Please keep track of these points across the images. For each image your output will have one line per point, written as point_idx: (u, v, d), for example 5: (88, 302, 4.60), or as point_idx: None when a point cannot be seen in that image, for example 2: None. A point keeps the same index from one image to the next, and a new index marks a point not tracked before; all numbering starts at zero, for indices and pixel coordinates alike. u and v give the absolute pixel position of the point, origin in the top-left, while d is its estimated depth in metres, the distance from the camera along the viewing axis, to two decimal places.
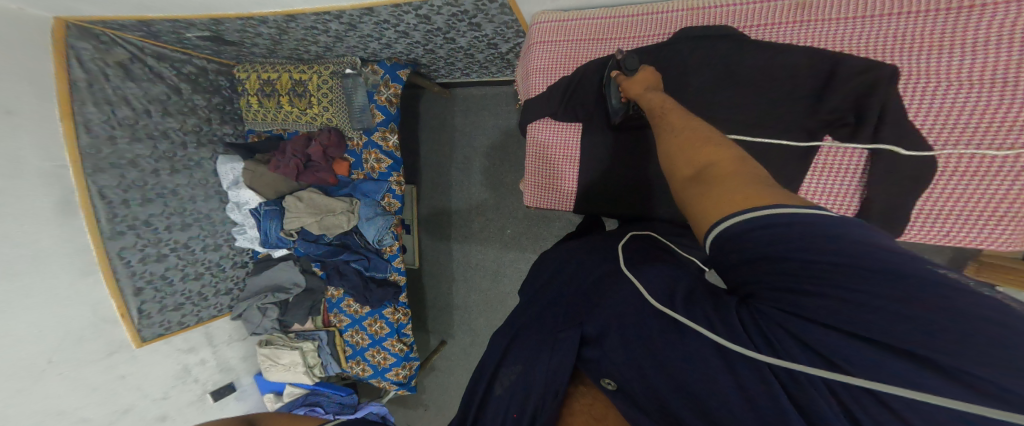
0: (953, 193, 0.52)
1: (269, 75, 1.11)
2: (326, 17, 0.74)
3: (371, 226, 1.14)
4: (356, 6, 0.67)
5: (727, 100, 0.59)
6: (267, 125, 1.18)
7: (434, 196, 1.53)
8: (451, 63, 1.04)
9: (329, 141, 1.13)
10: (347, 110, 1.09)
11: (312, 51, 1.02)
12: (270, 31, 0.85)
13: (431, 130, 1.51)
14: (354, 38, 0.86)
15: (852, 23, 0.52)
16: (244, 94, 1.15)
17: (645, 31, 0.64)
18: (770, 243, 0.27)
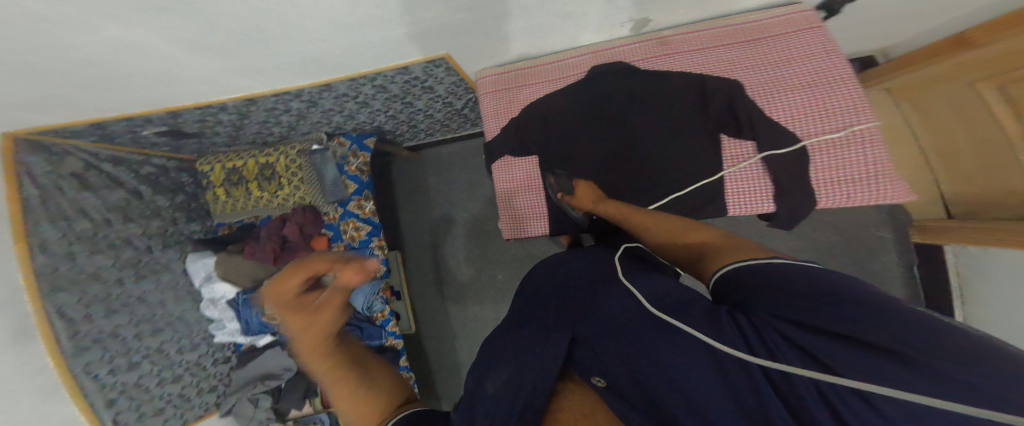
0: (825, 165, 0.59)
1: (233, 163, 1.16)
2: (287, 97, 0.79)
3: (358, 294, 1.13)
4: (313, 84, 0.72)
5: (652, 115, 0.67)
6: (237, 215, 1.19)
7: (419, 255, 1.52)
8: (415, 126, 1.14)
9: (305, 219, 1.14)
10: (319, 186, 1.14)
11: (276, 134, 1.08)
12: (232, 119, 0.90)
13: (406, 192, 1.55)
14: (317, 114, 0.93)
15: (685, 57, 0.66)
16: (210, 187, 1.18)
17: (564, 72, 0.74)
18: (766, 280, 0.36)
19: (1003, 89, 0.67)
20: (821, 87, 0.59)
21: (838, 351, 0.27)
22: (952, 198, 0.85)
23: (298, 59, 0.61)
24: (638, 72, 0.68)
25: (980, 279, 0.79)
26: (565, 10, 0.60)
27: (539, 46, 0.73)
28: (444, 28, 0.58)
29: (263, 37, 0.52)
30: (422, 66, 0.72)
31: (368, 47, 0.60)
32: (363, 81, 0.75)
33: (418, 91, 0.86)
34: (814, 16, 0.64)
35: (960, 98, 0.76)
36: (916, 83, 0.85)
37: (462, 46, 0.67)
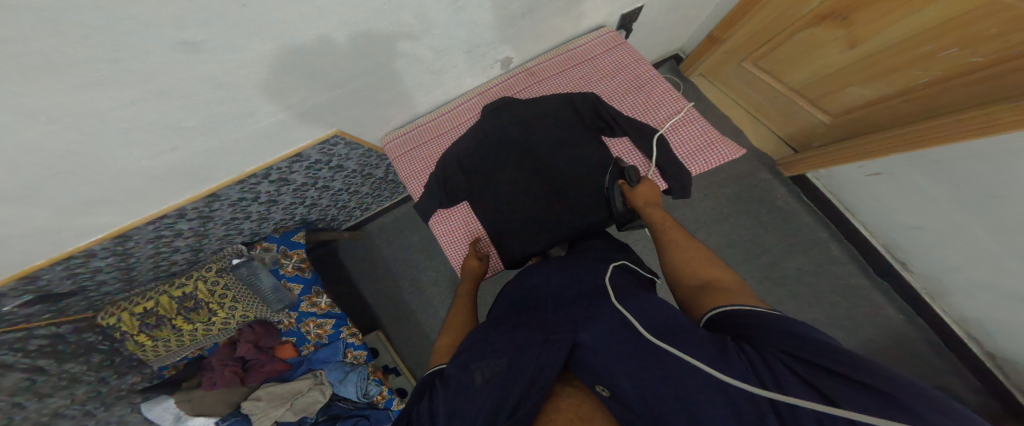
0: (677, 144, 0.68)
1: (145, 305, 1.01)
2: (168, 221, 0.77)
3: (347, 385, 1.16)
4: (196, 197, 0.72)
5: (551, 134, 0.72)
6: (174, 354, 1.08)
7: (393, 323, 1.50)
8: (342, 208, 1.17)
9: (256, 334, 1.15)
10: (256, 296, 1.11)
11: (183, 257, 1.03)
12: (116, 262, 0.85)
13: (364, 271, 1.54)
14: (219, 229, 0.93)
15: (539, 84, 0.77)
16: (127, 338, 1.00)
17: (453, 123, 0.80)
18: (766, 319, 0.39)
19: (757, 63, 0.96)
20: (645, 88, 0.73)
21: (828, 381, 0.29)
22: (784, 136, 1.05)
23: (177, 173, 0.61)
24: (517, 104, 0.75)
25: (843, 192, 0.95)
26: (434, 67, 0.66)
27: (431, 101, 0.79)
28: (315, 112, 0.63)
29: (121, 160, 0.52)
30: (318, 147, 0.75)
31: (244, 145, 0.62)
32: (259, 179, 0.77)
33: (327, 173, 0.91)
34: (617, 35, 0.78)
35: (739, 72, 1.02)
36: (714, 64, 1.08)
37: (349, 121, 0.71)
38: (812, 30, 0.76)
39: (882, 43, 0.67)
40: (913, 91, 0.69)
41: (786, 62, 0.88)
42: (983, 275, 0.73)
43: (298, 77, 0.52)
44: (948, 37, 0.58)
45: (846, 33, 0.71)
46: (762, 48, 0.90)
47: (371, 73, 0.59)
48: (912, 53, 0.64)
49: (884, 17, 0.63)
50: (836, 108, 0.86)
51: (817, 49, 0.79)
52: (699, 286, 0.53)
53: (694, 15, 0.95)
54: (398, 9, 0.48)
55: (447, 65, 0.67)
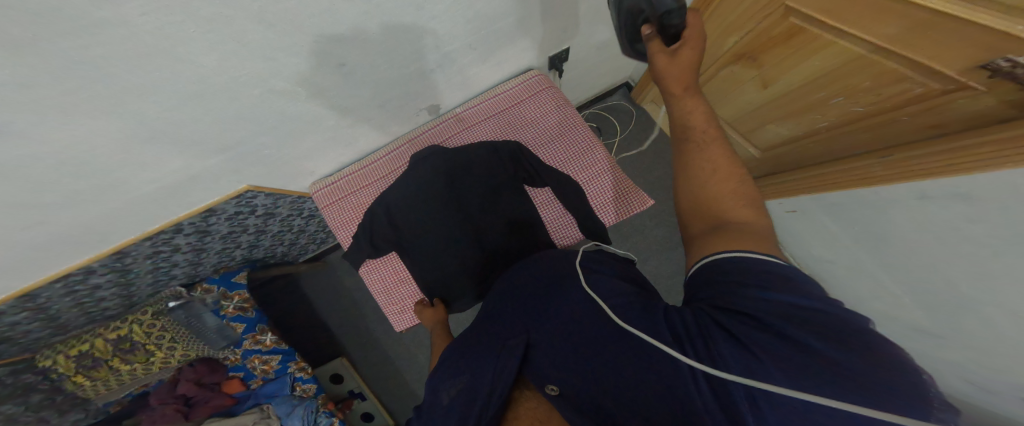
0: (592, 194, 0.73)
1: (80, 347, 0.94)
2: (77, 276, 0.72)
3: (292, 419, 1.12)
4: (98, 256, 0.70)
5: (479, 183, 0.72)
6: (119, 390, 1.02)
7: (356, 352, 1.45)
8: (289, 243, 1.15)
9: (197, 373, 1.10)
10: (195, 338, 1.04)
11: (116, 301, 0.96)
12: (26, 323, 0.75)
13: (324, 300, 1.48)
14: (145, 276, 0.87)
15: (466, 130, 0.77)
16: (63, 379, 0.95)
17: (384, 170, 0.79)
18: (754, 264, 0.30)
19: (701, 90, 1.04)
20: (565, 138, 0.75)
21: (769, 340, 0.24)
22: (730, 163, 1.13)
23: (78, 232, 0.59)
24: (445, 152, 0.74)
25: (780, 221, 1.01)
26: (347, 121, 0.64)
27: (355, 150, 0.77)
28: (225, 171, 0.63)
29: (5, 233, 0.49)
30: (231, 202, 0.74)
31: (149, 197, 0.59)
32: (175, 234, 0.76)
33: (261, 219, 0.90)
34: (545, 79, 0.78)
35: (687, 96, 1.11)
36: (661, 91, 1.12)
37: (257, 176, 0.70)
38: (739, 67, 0.84)
39: (789, 86, 0.75)
40: (818, 134, 0.77)
41: (723, 93, 0.96)
42: (898, 303, 0.76)
43: (179, 142, 0.50)
44: (836, 87, 0.65)
45: (763, 72, 0.78)
46: (704, 78, 0.98)
47: (276, 130, 0.58)
48: (811, 99, 0.72)
49: (788, 62, 0.70)
50: (765, 138, 0.95)
51: (744, 85, 0.87)
52: (709, 228, 0.38)
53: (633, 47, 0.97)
54: (275, 73, 0.46)
55: (363, 118, 0.66)
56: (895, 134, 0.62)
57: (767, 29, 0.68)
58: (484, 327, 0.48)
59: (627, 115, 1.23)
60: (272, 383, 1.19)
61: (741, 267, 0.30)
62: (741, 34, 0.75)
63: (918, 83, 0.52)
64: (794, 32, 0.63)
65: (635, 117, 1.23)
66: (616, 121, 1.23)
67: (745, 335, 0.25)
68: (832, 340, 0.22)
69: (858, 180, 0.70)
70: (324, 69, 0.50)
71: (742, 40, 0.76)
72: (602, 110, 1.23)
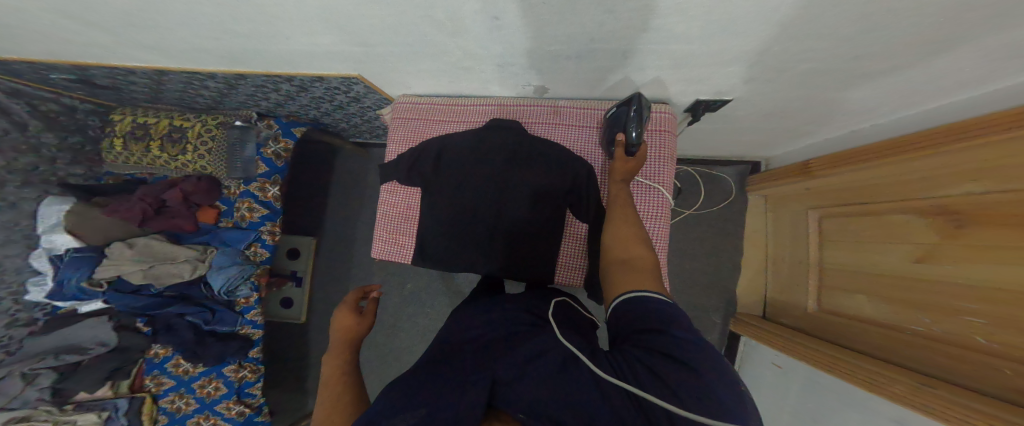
0: None
1: (147, 120, 1.24)
2: (199, 75, 0.93)
3: (219, 274, 1.22)
4: (226, 71, 0.85)
5: (530, 180, 0.71)
6: (130, 168, 1.28)
7: (329, 249, 1.55)
8: (352, 124, 1.25)
9: (196, 187, 1.23)
10: (227, 159, 1.25)
11: (203, 103, 1.22)
12: (149, 77, 1.01)
13: (341, 192, 1.57)
14: (239, 95, 1.09)
15: (556, 128, 0.73)
16: (112, 136, 1.25)
17: (469, 117, 0.79)
18: (653, 308, 0.38)
19: (823, 217, 0.84)
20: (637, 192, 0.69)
21: (676, 372, 0.30)
22: (767, 298, 1.01)
23: (204, 45, 0.71)
24: (521, 138, 0.73)
25: (758, 371, 0.98)
26: (460, 64, 0.64)
27: (452, 88, 0.77)
28: (341, 56, 0.67)
29: (161, 21, 0.61)
30: (339, 80, 0.81)
31: (271, 53, 0.69)
32: (281, 80, 0.87)
33: (345, 100, 0.97)
34: (669, 120, 0.66)
35: (799, 216, 0.92)
36: (784, 194, 0.98)
37: (373, 74, 0.75)
38: (908, 220, 0.63)
39: (947, 278, 0.55)
40: (912, 335, 0.60)
41: (849, 234, 0.77)
42: None
43: (323, 21, 0.53)
44: (996, 311, 0.47)
45: (930, 243, 0.58)
46: (842, 206, 0.78)
47: (395, 51, 0.61)
48: (948, 303, 0.54)
49: (979, 254, 0.50)
50: (835, 306, 0.79)
51: (889, 242, 0.67)
52: (619, 270, 0.49)
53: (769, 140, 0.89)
54: (431, 6, 0.46)
55: (477, 67, 0.64)
56: (984, 382, 0.48)
57: (1004, 201, 0.47)
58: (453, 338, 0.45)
59: (723, 195, 1.12)
60: (235, 230, 1.28)
61: (636, 311, 0.38)
62: (962, 189, 0.54)
63: None
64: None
65: (729, 202, 1.12)
66: (706, 192, 1.12)
67: (664, 373, 0.30)
68: (720, 381, 0.29)
69: (883, 393, 0.58)
70: (477, 17, 0.46)
71: (952, 196, 0.55)
72: (701, 174, 1.13)
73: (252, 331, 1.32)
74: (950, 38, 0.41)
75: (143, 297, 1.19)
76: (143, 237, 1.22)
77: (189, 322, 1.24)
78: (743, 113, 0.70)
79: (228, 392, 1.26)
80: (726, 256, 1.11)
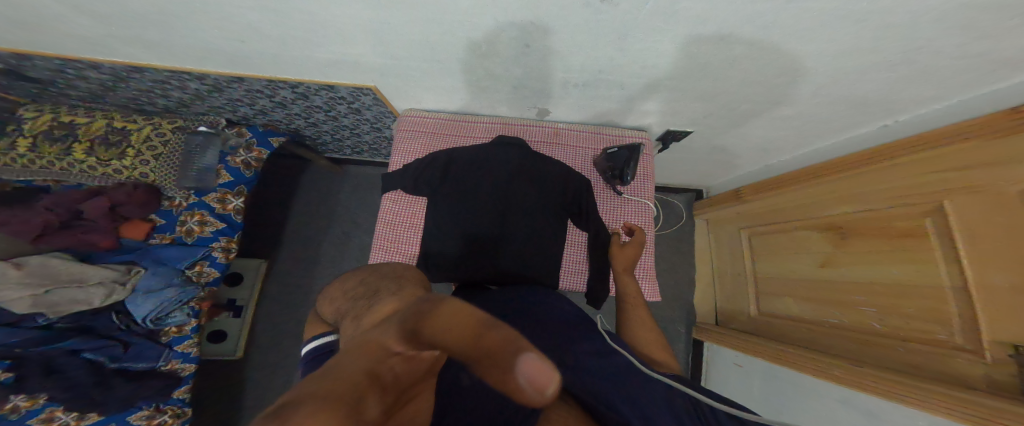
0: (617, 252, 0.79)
1: (76, 119, 1.07)
2: (185, 76, 0.87)
3: (148, 299, 1.03)
4: (225, 74, 0.83)
5: (532, 191, 0.78)
6: (27, 175, 1.03)
7: (286, 269, 1.42)
8: (336, 138, 1.25)
9: (129, 198, 1.06)
10: (180, 167, 1.12)
11: (160, 104, 1.10)
12: (112, 75, 0.92)
13: (308, 209, 1.48)
14: (217, 100, 1.02)
15: (555, 148, 0.84)
16: (11, 134, 1.03)
17: (473, 132, 0.87)
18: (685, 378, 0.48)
19: (751, 236, 1.03)
20: (627, 206, 0.82)
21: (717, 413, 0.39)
22: (716, 306, 1.16)
23: (214, 46, 0.71)
24: (524, 157, 0.79)
25: (719, 375, 1.10)
26: (479, 84, 0.73)
27: (460, 106, 0.85)
28: (362, 66, 0.71)
29: (179, 15, 0.61)
30: (348, 90, 0.84)
31: (291, 57, 0.71)
32: (284, 87, 0.87)
33: (344, 111, 0.99)
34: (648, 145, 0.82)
35: (734, 236, 1.11)
36: (722, 217, 1.17)
37: (387, 86, 0.80)
38: (811, 234, 0.82)
39: (842, 278, 0.73)
40: (820, 325, 0.77)
41: (771, 248, 0.95)
42: None
43: (366, 31, 0.58)
44: (884, 299, 0.63)
45: (828, 251, 0.77)
46: (764, 225, 0.98)
47: (421, 65, 0.68)
48: (849, 296, 0.71)
49: (864, 258, 0.68)
50: (769, 309, 0.95)
51: (800, 252, 0.85)
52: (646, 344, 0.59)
53: (714, 172, 1.10)
54: (475, 30, 0.54)
55: (492, 87, 0.74)
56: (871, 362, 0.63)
57: (879, 217, 0.66)
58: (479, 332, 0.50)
59: (677, 219, 1.31)
60: (174, 247, 1.11)
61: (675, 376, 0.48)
62: (845, 208, 0.73)
63: (946, 332, 0.53)
64: (905, 233, 0.60)
65: (681, 224, 1.31)
66: (663, 216, 1.31)
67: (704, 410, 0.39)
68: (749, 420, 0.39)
69: (821, 375, 0.70)
70: (513, 43, 0.56)
71: (834, 217, 0.75)
72: (659, 201, 1.32)
73: (183, 366, 1.08)
74: (835, 94, 0.60)
75: (21, 330, 0.94)
76: (39, 256, 1.01)
77: (85, 360, 0.97)
78: (698, 144, 0.88)
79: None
80: (683, 273, 1.27)
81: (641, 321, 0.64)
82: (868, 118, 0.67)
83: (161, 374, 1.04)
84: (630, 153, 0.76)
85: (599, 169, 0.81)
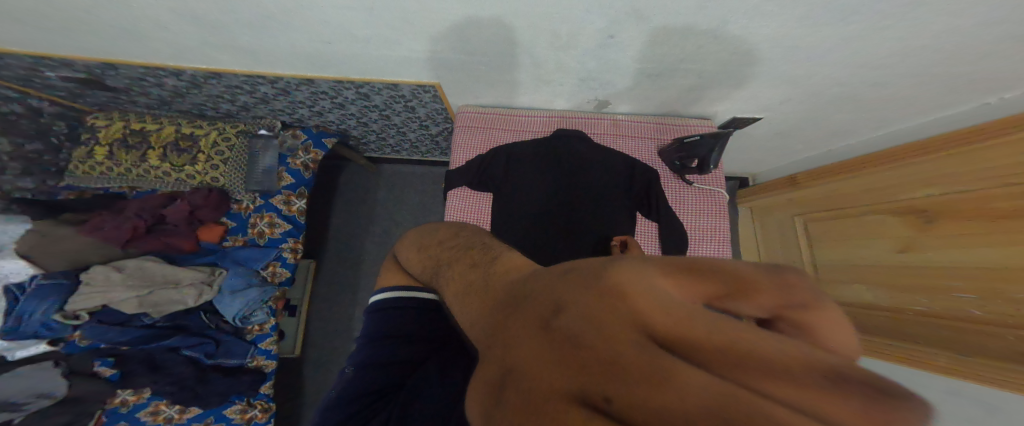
0: (687, 241, 0.80)
1: (146, 126, 1.14)
2: (258, 79, 0.91)
3: (236, 300, 1.11)
4: (297, 75, 0.86)
5: (596, 186, 0.81)
6: (106, 181, 1.13)
7: (336, 265, 1.49)
8: (382, 136, 1.29)
9: (205, 202, 1.16)
10: (244, 171, 1.20)
11: (223, 109, 1.14)
12: (188, 82, 0.96)
13: (353, 206, 1.54)
14: (280, 102, 1.06)
15: (616, 139, 0.85)
16: (90, 143, 1.12)
17: (531, 126, 0.89)
18: None
19: (809, 221, 1.02)
20: (698, 195, 0.83)
21: None
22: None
23: (294, 47, 0.73)
24: (583, 153, 0.83)
25: None
26: (546, 77, 0.75)
27: (519, 100, 0.87)
28: (434, 62, 0.73)
29: (271, 19, 0.64)
30: (411, 88, 0.86)
31: (365, 54, 0.73)
32: (349, 87, 0.90)
33: (400, 109, 1.01)
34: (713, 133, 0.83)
35: (787, 225, 1.10)
36: (770, 204, 1.16)
37: (451, 82, 0.82)
38: (884, 219, 0.81)
39: (932, 263, 0.71)
40: (900, 312, 0.76)
41: (837, 235, 0.93)
42: None
43: (450, 26, 0.60)
44: (986, 282, 0.62)
45: (908, 236, 0.76)
46: (827, 213, 0.95)
47: (494, 59, 0.70)
48: (938, 282, 0.70)
49: (955, 242, 0.67)
50: (837, 298, 0.93)
51: (869, 238, 0.84)
52: None
53: (768, 159, 1.08)
54: (563, 21, 0.55)
55: (558, 82, 0.76)
56: (979, 351, 0.60)
57: (978, 198, 0.64)
58: None
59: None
60: (250, 249, 1.19)
61: None
62: (929, 191, 0.73)
63: None
64: (1013, 214, 0.58)
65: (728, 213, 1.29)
66: None
67: None
68: None
69: (924, 367, 0.67)
70: (598, 32, 0.57)
71: (931, 196, 0.72)
72: None
73: (266, 363, 1.18)
74: (931, 71, 0.58)
75: (127, 330, 1.06)
76: (132, 259, 1.13)
77: (184, 357, 1.10)
78: (758, 132, 0.87)
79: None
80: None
81: None
82: (961, 96, 0.64)
83: (247, 370, 1.16)
84: (716, 142, 0.71)
85: (672, 158, 0.79)
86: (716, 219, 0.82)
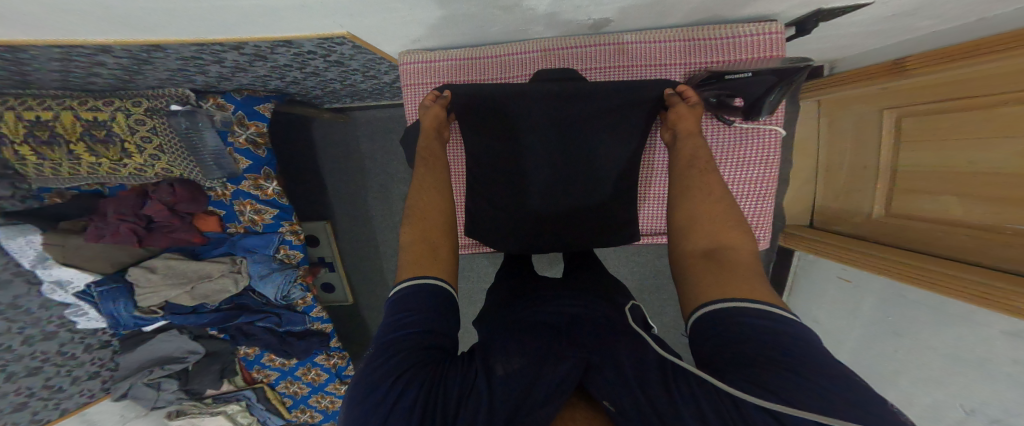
0: None
1: (39, 114, 0.86)
2: (84, 51, 0.62)
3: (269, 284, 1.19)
4: (131, 43, 0.58)
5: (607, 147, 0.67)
6: (65, 182, 0.97)
7: (345, 224, 1.48)
8: (327, 90, 1.01)
9: (176, 197, 1.08)
10: (190, 156, 1.02)
11: (103, 83, 0.86)
12: (4, 66, 0.67)
13: (335, 164, 1.40)
14: (157, 72, 0.80)
15: (619, 69, 0.64)
16: (1, 143, 0.86)
17: (507, 72, 0.67)
18: (752, 321, 0.36)
19: (902, 118, 0.76)
20: (743, 140, 0.63)
21: (760, 381, 0.30)
22: (815, 205, 1.04)
23: (94, 22, 0.47)
24: (596, 89, 0.60)
25: (798, 271, 1.08)
26: (501, 3, 0.48)
27: (476, 34, 0.61)
28: (320, 8, 0.46)
29: (13, 2, 0.39)
30: (314, 41, 0.60)
31: (210, 14, 0.46)
32: (224, 48, 0.64)
33: (323, 64, 0.75)
34: (778, 44, 0.56)
35: (871, 117, 0.84)
36: (845, 97, 0.91)
37: (367, 26, 0.55)
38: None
39: None
40: (995, 232, 0.59)
41: (937, 132, 0.68)
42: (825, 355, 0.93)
43: None
44: None
45: None
46: (941, 102, 0.67)
47: None
48: None
49: None
50: (889, 208, 0.81)
51: (1000, 137, 0.57)
52: (702, 253, 0.47)
53: (847, 45, 0.77)
54: None
55: (524, 3, 0.48)
56: None
57: None
58: (569, 322, 0.51)
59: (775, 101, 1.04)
60: (254, 237, 1.19)
61: (727, 313, 0.38)
62: None
63: None
64: None
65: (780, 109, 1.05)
66: None
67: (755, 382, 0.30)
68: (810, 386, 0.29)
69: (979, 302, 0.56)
70: None
71: None
72: None
73: (324, 326, 1.36)
74: None
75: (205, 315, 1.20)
76: (158, 257, 1.16)
77: (262, 326, 1.27)
78: (864, 15, 0.54)
79: (331, 377, 1.44)
80: None
81: (691, 218, 0.51)
82: None
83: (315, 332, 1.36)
84: (780, 81, 0.51)
85: (707, 95, 0.57)
86: (757, 170, 0.65)
